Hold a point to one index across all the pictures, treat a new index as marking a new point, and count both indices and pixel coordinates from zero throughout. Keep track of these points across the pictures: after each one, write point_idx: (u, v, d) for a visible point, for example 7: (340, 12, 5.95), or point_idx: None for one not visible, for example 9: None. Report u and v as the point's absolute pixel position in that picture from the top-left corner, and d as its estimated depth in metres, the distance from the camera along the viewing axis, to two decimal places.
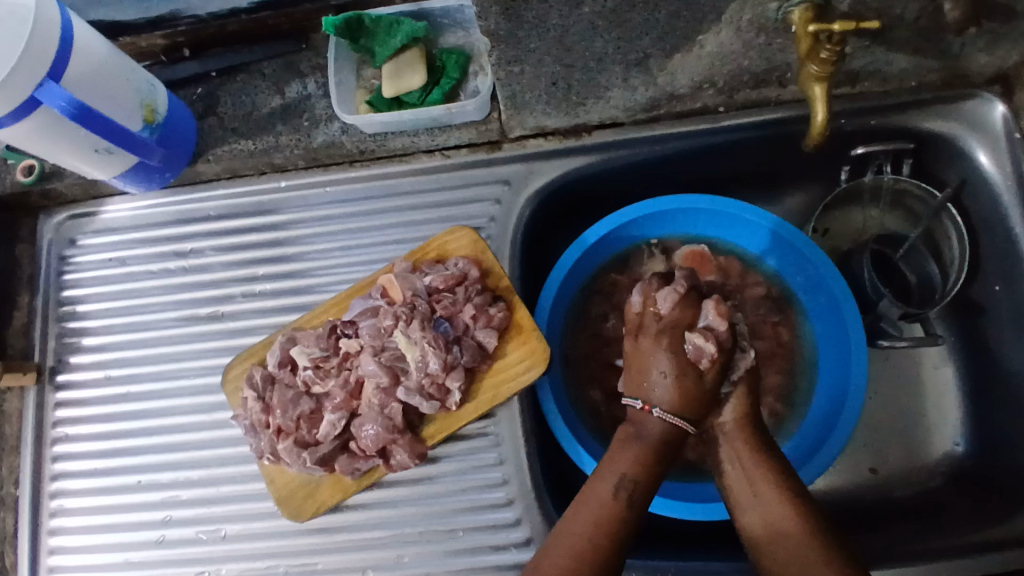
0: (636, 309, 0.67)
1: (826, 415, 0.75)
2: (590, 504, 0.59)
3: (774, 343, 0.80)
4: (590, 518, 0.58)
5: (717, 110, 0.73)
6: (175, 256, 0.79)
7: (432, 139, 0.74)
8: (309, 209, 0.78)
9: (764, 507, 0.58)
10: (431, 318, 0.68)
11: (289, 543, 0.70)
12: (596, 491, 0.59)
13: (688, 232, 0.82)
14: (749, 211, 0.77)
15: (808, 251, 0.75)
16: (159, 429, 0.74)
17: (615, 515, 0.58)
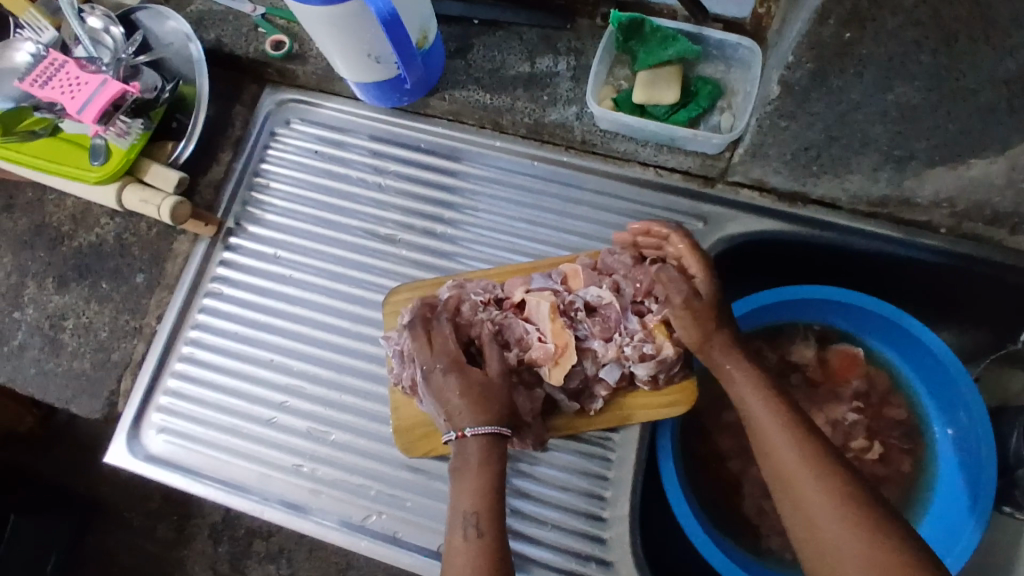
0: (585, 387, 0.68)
1: (945, 518, 0.74)
2: (459, 558, 0.58)
3: (892, 471, 0.78)
4: (464, 572, 0.57)
5: (936, 229, 0.73)
6: (374, 171, 0.82)
7: (655, 155, 0.76)
8: (511, 176, 0.80)
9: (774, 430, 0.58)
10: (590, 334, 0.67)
11: (387, 470, 0.72)
12: (453, 547, 0.59)
13: (855, 330, 0.80)
14: (919, 327, 0.74)
15: (964, 386, 0.73)
16: (303, 320, 0.78)
17: (483, 553, 0.58)
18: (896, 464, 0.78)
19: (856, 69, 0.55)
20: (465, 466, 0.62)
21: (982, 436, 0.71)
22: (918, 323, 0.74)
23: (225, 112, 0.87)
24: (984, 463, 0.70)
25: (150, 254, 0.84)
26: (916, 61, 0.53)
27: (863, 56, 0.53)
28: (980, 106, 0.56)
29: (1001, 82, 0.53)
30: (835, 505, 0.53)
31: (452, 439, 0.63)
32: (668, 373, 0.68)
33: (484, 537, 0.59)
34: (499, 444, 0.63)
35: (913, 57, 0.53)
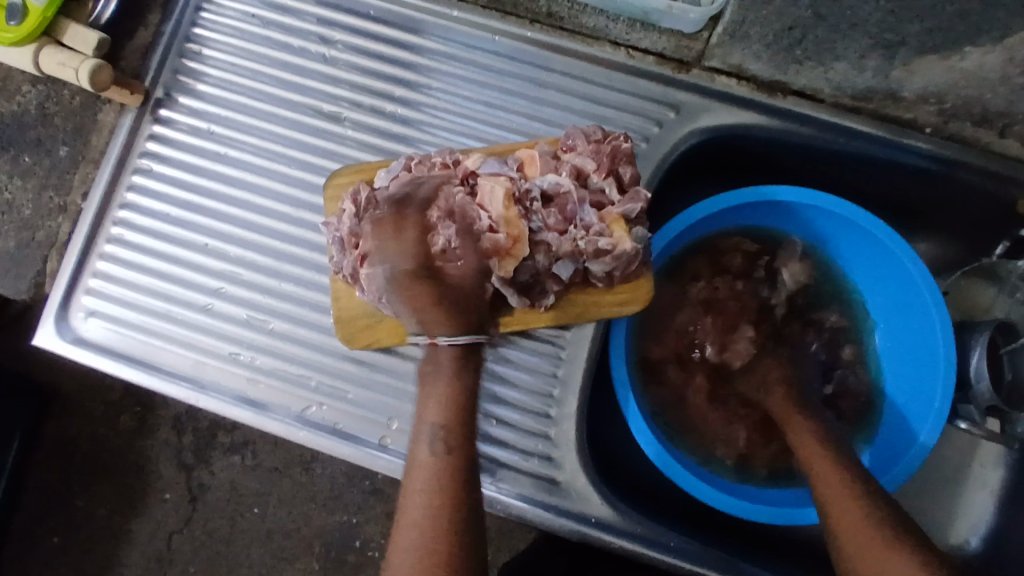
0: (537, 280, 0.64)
1: (890, 451, 0.72)
2: (420, 474, 0.58)
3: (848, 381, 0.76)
4: (423, 485, 0.57)
5: (922, 129, 0.68)
6: (319, 41, 0.74)
7: (627, 32, 0.68)
8: (470, 52, 0.73)
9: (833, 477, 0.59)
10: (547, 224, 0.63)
11: (327, 362, 0.69)
12: (418, 454, 0.59)
13: (823, 237, 0.76)
14: (882, 230, 0.70)
15: (926, 288, 0.69)
16: (240, 203, 0.73)
17: (446, 469, 0.57)
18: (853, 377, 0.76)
19: None
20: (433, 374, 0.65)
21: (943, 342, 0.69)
22: (883, 227, 0.69)
23: None
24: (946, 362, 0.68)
25: (74, 125, 0.77)
26: None
27: None
28: None
29: None
30: (871, 531, 0.54)
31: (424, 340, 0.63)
32: (623, 271, 0.65)
33: (451, 454, 0.58)
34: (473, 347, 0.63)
35: None
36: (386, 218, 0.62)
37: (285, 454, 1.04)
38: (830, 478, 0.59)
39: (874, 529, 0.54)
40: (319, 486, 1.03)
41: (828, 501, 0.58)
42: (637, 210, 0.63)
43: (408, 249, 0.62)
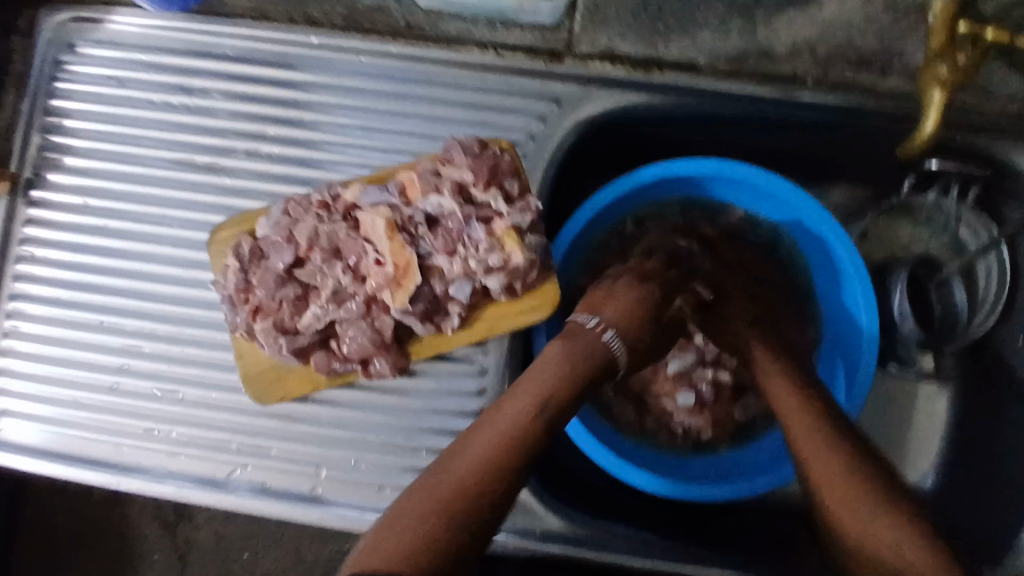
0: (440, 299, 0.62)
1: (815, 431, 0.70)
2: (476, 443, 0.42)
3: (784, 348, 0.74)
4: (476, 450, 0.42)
5: (804, 83, 0.66)
6: (180, 91, 0.71)
7: (491, 31, 0.68)
8: (337, 77, 0.69)
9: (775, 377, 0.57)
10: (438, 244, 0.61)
11: (246, 421, 0.67)
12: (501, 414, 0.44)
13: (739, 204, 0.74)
14: (798, 196, 0.68)
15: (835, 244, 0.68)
16: (130, 274, 0.70)
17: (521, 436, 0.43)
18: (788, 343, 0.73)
19: None
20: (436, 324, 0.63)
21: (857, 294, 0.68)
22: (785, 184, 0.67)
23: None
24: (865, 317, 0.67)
25: None
26: None
27: None
28: None
29: None
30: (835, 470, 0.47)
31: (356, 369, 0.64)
32: (524, 281, 0.63)
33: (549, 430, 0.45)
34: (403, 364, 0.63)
35: None
36: (276, 267, 0.61)
37: None
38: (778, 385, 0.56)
39: (821, 436, 0.50)
40: None
41: (796, 439, 0.51)
42: (529, 219, 0.62)
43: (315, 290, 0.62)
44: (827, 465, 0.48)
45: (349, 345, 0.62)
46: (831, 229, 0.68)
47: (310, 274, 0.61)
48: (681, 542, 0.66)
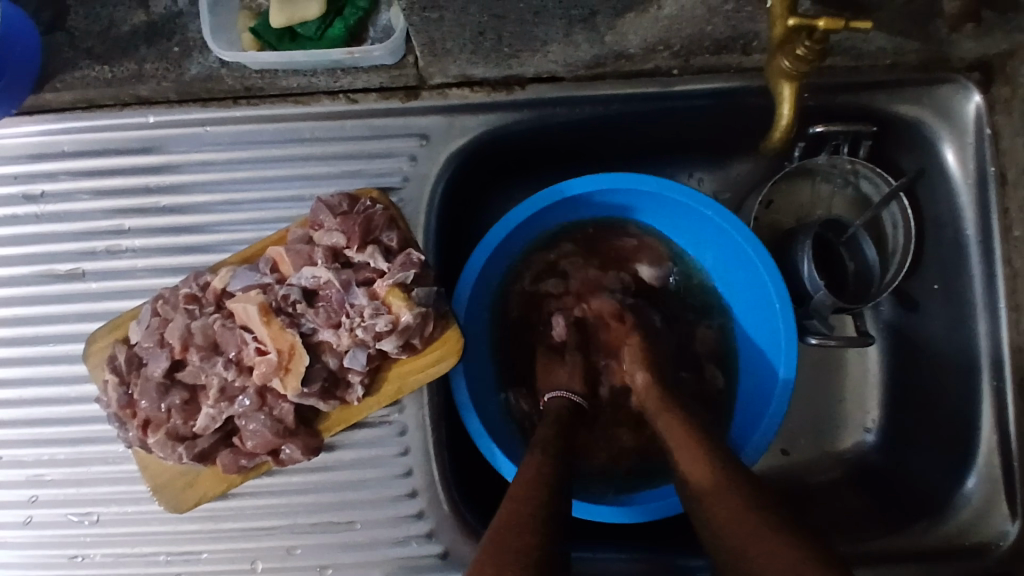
0: (337, 373, 0.59)
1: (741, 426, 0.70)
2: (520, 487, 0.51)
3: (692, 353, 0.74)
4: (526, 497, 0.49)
5: (670, 72, 0.63)
6: (24, 199, 0.66)
7: (334, 81, 0.62)
8: (187, 154, 0.65)
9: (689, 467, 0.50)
10: (319, 319, 0.57)
11: (171, 529, 0.64)
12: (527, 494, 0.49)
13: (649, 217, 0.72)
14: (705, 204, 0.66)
15: (740, 237, 0.65)
16: (16, 402, 0.66)
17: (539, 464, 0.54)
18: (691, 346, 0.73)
19: None
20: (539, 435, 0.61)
21: (765, 279, 0.65)
22: (686, 190, 0.66)
23: None
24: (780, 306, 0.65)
25: None
26: None
27: None
28: None
29: None
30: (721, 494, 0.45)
31: (266, 459, 0.60)
32: (423, 335, 0.60)
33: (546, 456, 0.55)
34: (314, 444, 0.60)
35: None
36: (154, 375, 0.57)
37: None
38: (691, 463, 0.50)
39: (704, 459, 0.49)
40: None
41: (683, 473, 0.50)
42: (413, 274, 0.58)
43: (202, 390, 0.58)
44: (754, 541, 0.39)
45: (252, 440, 0.58)
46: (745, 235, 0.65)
47: (193, 374, 0.58)
48: (635, 558, 0.65)
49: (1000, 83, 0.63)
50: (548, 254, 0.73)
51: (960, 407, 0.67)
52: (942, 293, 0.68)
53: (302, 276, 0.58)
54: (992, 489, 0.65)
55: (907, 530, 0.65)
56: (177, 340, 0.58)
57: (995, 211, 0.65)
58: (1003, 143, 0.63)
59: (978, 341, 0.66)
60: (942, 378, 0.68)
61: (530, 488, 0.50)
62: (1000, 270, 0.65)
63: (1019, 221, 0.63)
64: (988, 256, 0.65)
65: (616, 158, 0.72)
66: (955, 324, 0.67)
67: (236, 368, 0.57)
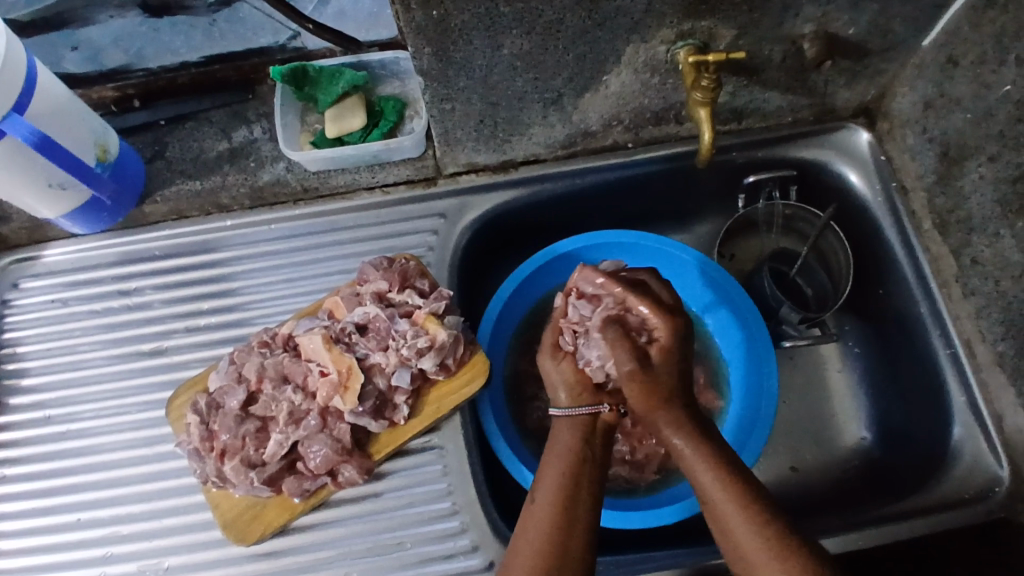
0: (386, 394, 0.70)
1: (742, 431, 0.80)
2: (533, 526, 0.56)
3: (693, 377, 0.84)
4: (537, 547, 0.55)
5: (626, 146, 0.82)
6: (120, 294, 0.80)
7: (372, 176, 0.80)
8: (255, 245, 0.81)
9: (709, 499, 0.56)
10: (369, 347, 0.70)
11: (235, 570, 0.69)
12: (535, 538, 0.55)
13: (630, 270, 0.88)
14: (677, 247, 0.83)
15: (717, 273, 0.83)
16: (97, 466, 0.74)
17: (554, 503, 0.57)
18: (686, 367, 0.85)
19: (466, 37, 0.62)
20: (553, 457, 0.61)
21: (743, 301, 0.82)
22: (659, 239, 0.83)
23: None
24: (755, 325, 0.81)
25: None
26: (501, 14, 0.60)
27: (460, 25, 0.60)
28: (575, 31, 0.64)
29: (573, 6, 0.61)
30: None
31: (325, 482, 0.68)
32: (455, 356, 0.71)
33: (557, 499, 0.57)
34: (366, 463, 0.69)
35: (496, 13, 0.60)
36: (231, 408, 0.68)
37: None
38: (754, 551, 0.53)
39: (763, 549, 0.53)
40: None
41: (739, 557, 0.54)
42: (444, 305, 0.72)
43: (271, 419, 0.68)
44: None
45: (315, 459, 0.67)
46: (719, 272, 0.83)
47: (265, 404, 0.68)
48: (668, 551, 0.70)
49: (880, 123, 0.83)
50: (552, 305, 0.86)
51: (926, 383, 0.76)
52: (887, 294, 0.81)
53: (356, 315, 0.71)
54: (975, 443, 0.72)
55: (906, 503, 0.72)
56: (252, 377, 0.69)
57: (906, 215, 0.80)
58: (897, 164, 0.81)
59: (924, 319, 0.77)
60: (909, 363, 0.79)
61: (542, 530, 0.56)
62: (924, 258, 0.78)
63: (926, 216, 0.78)
64: (912, 249, 0.79)
65: (598, 226, 0.89)
66: (904, 313, 0.79)
67: (303, 394, 0.69)
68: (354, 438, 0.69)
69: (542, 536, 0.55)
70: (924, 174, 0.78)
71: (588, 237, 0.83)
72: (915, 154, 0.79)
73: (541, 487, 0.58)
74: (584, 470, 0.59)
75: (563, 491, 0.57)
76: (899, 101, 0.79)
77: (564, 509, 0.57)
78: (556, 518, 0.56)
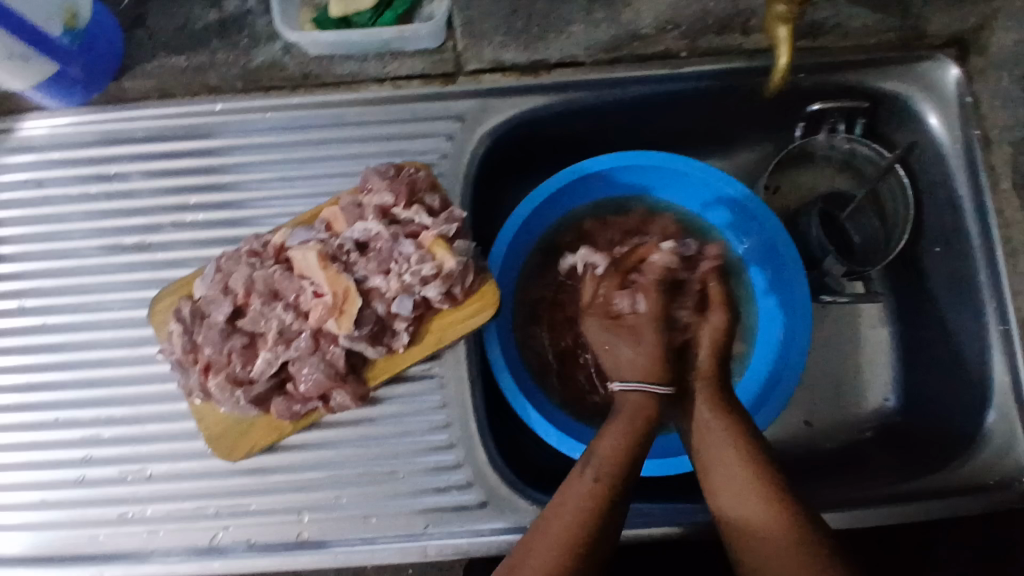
0: (385, 319, 0.64)
1: (761, 386, 0.75)
2: (570, 494, 0.56)
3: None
4: (569, 513, 0.54)
5: (678, 55, 0.70)
6: (98, 179, 0.73)
7: (382, 66, 0.70)
8: (246, 136, 0.72)
9: (719, 484, 0.56)
10: (368, 268, 0.63)
11: (220, 483, 0.67)
12: (570, 502, 0.55)
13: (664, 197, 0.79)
14: (715, 174, 0.74)
15: (765, 219, 0.73)
16: (77, 365, 0.70)
17: (600, 485, 0.56)
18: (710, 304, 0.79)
19: None
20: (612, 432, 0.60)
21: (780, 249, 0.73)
22: (702, 166, 0.74)
23: None
24: (796, 292, 0.73)
25: None
26: None
27: None
28: None
29: None
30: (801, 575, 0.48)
31: (317, 405, 0.64)
32: (463, 285, 0.65)
33: (603, 479, 0.56)
34: (359, 389, 0.64)
35: None
36: (218, 321, 0.63)
37: None
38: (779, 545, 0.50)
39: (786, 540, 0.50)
40: None
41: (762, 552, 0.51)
42: (455, 228, 0.64)
43: (262, 336, 0.64)
44: None
45: (306, 382, 0.63)
46: (763, 213, 0.74)
47: (253, 320, 0.63)
48: (665, 505, 0.68)
49: (974, 56, 0.71)
50: (573, 229, 0.79)
51: (967, 357, 0.70)
52: (944, 255, 0.73)
53: (357, 231, 0.64)
54: (1009, 428, 0.67)
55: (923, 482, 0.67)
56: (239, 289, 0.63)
57: (983, 170, 0.70)
58: (984, 109, 0.70)
59: (982, 290, 0.69)
60: (950, 333, 0.72)
61: (579, 502, 0.55)
62: (995, 224, 0.69)
63: (1006, 175, 0.68)
64: (983, 212, 0.70)
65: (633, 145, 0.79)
66: (958, 277, 0.71)
67: (297, 312, 0.63)
68: (350, 363, 0.65)
69: (575, 504, 0.55)
70: (1015, 123, 0.67)
71: (621, 158, 0.74)
72: (1009, 102, 0.68)
73: (591, 457, 0.58)
74: (609, 455, 0.58)
75: (613, 469, 0.57)
76: (1000, 38, 0.69)
77: (609, 486, 0.56)
78: (595, 492, 0.55)
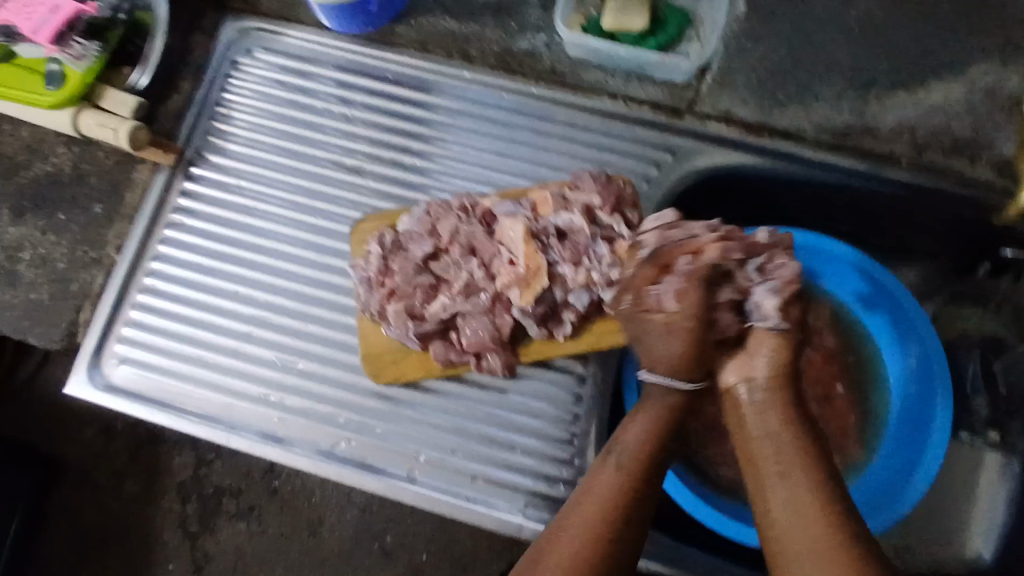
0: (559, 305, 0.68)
1: (876, 493, 0.75)
2: (596, 483, 0.56)
3: (839, 422, 0.79)
4: (597, 495, 0.55)
5: (898, 162, 0.71)
6: (340, 101, 0.80)
7: (624, 84, 0.76)
8: (481, 106, 0.78)
9: (771, 497, 0.52)
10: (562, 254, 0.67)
11: (356, 398, 0.72)
12: (597, 491, 0.55)
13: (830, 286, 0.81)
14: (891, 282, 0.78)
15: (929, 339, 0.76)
16: (267, 252, 0.77)
17: (622, 480, 0.56)
18: (837, 404, 0.79)
19: None
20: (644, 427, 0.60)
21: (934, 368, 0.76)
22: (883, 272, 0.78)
23: (185, 42, 0.83)
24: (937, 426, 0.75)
25: (108, 184, 0.78)
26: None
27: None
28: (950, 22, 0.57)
29: None
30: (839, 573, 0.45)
31: (470, 361, 0.69)
32: None
33: (623, 471, 0.56)
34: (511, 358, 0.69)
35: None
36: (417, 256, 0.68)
37: (297, 511, 1.14)
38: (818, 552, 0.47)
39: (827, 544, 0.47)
40: (331, 545, 1.13)
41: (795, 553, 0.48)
42: None
43: (447, 281, 0.69)
44: None
45: (471, 337, 0.67)
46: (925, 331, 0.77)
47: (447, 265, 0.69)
48: None
49: None
50: None
51: None
52: None
53: (561, 219, 0.69)
54: None
55: None
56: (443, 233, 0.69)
57: None
58: None
59: None
60: None
61: (603, 492, 0.55)
62: None
63: None
64: None
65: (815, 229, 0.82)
66: None
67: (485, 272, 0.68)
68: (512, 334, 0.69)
69: (599, 491, 0.55)
70: None
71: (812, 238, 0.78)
72: None
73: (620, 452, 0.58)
74: (619, 446, 0.58)
75: (630, 463, 0.56)
76: None
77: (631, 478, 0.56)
78: (619, 484, 0.55)
